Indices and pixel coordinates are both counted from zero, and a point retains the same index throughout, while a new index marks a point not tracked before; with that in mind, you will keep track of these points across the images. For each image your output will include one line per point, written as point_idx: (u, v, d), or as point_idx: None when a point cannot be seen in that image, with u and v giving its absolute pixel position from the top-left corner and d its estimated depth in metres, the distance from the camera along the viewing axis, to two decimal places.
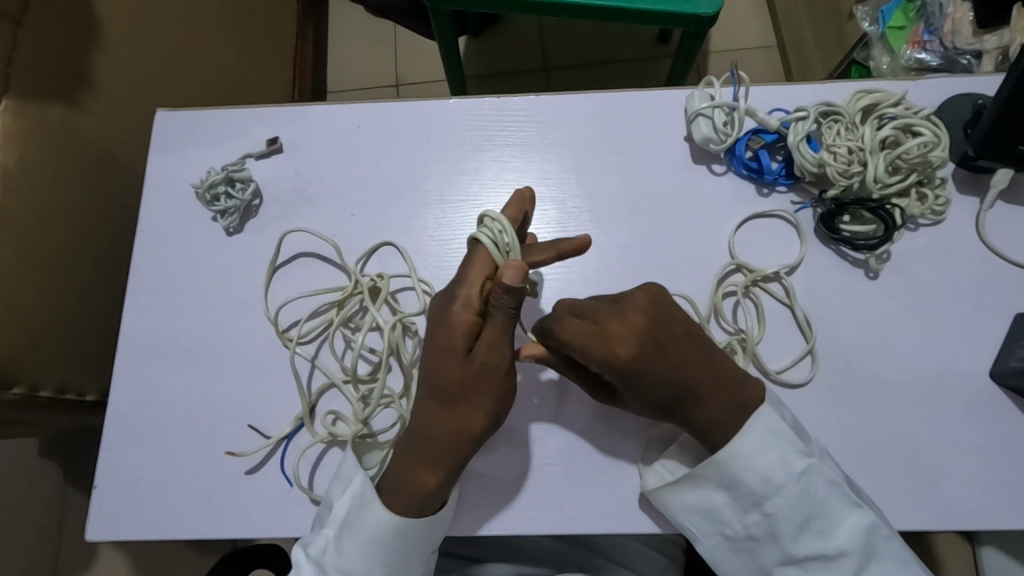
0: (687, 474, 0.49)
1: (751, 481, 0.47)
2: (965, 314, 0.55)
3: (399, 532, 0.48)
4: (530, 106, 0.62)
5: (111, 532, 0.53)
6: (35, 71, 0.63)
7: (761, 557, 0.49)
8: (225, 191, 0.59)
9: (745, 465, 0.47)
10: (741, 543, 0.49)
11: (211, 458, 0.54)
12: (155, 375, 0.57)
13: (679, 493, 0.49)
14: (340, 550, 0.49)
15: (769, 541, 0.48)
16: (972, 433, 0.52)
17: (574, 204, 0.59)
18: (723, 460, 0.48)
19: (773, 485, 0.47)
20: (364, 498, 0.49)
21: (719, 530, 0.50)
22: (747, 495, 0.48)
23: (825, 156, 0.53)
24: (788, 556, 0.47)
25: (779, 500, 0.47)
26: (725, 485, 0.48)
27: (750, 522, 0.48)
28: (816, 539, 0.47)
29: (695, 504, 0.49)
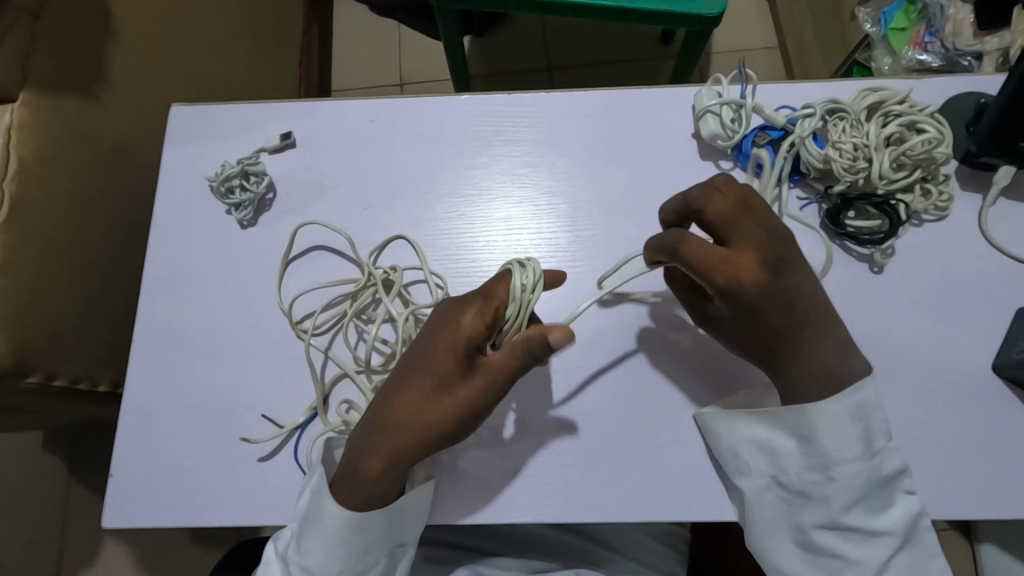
0: (769, 411, 0.51)
1: (826, 440, 0.49)
2: (968, 309, 0.56)
3: (358, 528, 0.50)
4: (539, 102, 0.63)
5: (126, 518, 0.54)
6: (51, 64, 0.64)
7: (802, 516, 0.50)
8: (240, 184, 0.60)
9: (828, 425, 0.49)
10: (790, 496, 0.51)
11: (226, 445, 0.55)
12: (169, 364, 0.57)
13: (748, 431, 0.51)
14: (301, 548, 0.50)
15: (820, 501, 0.50)
16: (974, 425, 0.53)
17: (583, 199, 0.60)
18: (810, 417, 0.49)
19: (847, 453, 0.49)
20: (319, 493, 0.50)
21: (773, 475, 0.51)
22: (820, 453, 0.49)
23: (831, 152, 0.54)
24: (830, 521, 0.49)
25: (849, 467, 0.49)
26: (802, 437, 0.50)
27: (810, 478, 0.50)
28: (867, 513, 0.49)
29: (762, 445, 0.51)
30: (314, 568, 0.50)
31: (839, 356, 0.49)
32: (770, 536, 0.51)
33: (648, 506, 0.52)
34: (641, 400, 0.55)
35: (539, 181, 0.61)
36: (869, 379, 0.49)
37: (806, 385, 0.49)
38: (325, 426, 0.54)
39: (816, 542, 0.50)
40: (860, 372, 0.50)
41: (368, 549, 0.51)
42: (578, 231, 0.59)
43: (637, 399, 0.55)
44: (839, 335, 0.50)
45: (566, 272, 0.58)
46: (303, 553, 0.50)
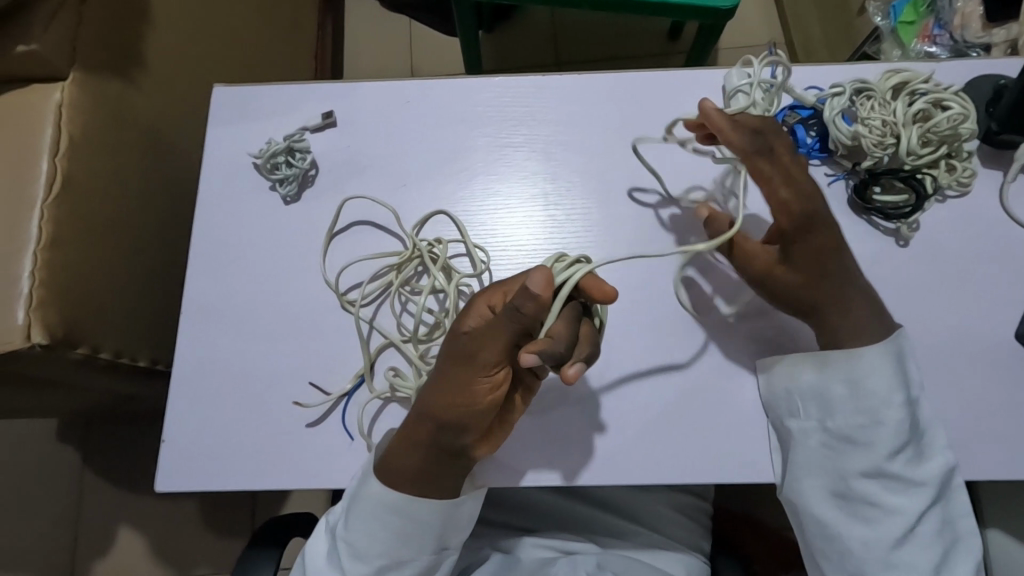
0: (819, 355, 0.54)
1: (873, 386, 0.52)
2: (990, 281, 0.58)
3: (403, 509, 0.52)
4: (572, 83, 0.65)
5: (177, 482, 0.56)
6: (96, 45, 0.66)
7: (847, 461, 0.53)
8: (285, 160, 0.61)
9: (875, 372, 0.52)
10: (837, 441, 0.54)
11: (275, 412, 0.57)
12: (217, 335, 0.59)
13: (800, 376, 0.54)
14: (347, 524, 0.53)
15: (865, 445, 0.53)
16: (998, 390, 0.55)
17: (617, 175, 0.62)
18: (858, 361, 0.52)
19: (892, 399, 0.52)
20: (366, 475, 0.53)
21: (822, 420, 0.54)
22: (867, 397, 0.52)
23: (859, 129, 0.57)
24: (875, 466, 0.52)
25: (894, 414, 0.52)
26: (851, 383, 0.53)
27: (856, 423, 0.53)
28: (908, 462, 0.52)
29: (813, 390, 0.54)
30: (359, 547, 0.52)
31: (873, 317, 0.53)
32: (812, 479, 0.54)
33: (686, 469, 0.54)
34: (677, 367, 0.56)
35: (575, 159, 0.63)
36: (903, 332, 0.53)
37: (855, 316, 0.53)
38: (372, 392, 0.56)
39: (857, 487, 0.53)
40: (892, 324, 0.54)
41: (410, 538, 0.53)
42: (614, 205, 0.61)
43: (674, 367, 0.56)
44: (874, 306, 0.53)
45: (603, 245, 0.60)
46: (350, 531, 0.53)
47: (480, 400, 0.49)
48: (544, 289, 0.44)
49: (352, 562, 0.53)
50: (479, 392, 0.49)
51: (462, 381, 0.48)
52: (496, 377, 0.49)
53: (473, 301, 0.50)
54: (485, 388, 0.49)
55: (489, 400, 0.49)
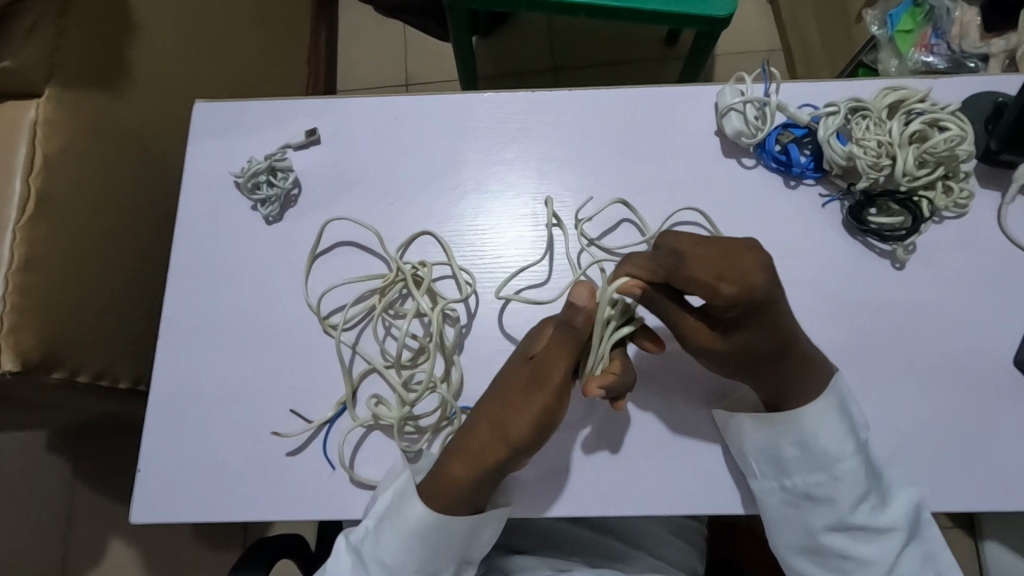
0: (765, 416, 0.52)
1: (823, 443, 0.51)
2: (989, 305, 0.57)
3: (438, 527, 0.51)
4: (563, 100, 0.64)
5: (153, 513, 0.54)
6: (76, 60, 0.64)
7: (813, 517, 0.52)
8: (267, 180, 0.60)
9: (823, 426, 0.51)
10: (797, 499, 0.52)
11: (254, 440, 0.55)
12: (197, 360, 0.57)
13: (753, 437, 0.52)
14: (377, 540, 0.52)
15: (827, 502, 0.51)
16: (996, 418, 0.54)
17: (608, 195, 0.61)
18: (803, 420, 0.51)
19: (844, 453, 0.50)
20: (406, 493, 0.52)
21: (780, 481, 0.52)
22: (819, 455, 0.51)
23: (854, 150, 0.55)
24: (840, 521, 0.51)
25: (849, 468, 0.50)
26: (801, 442, 0.51)
27: (813, 480, 0.51)
28: (873, 511, 0.50)
29: (766, 454, 0.52)
30: (391, 563, 0.51)
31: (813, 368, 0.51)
32: (781, 536, 0.53)
33: (677, 499, 0.53)
34: (667, 394, 0.55)
35: (564, 178, 0.62)
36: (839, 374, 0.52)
37: (799, 375, 0.50)
38: (354, 420, 0.55)
39: (826, 542, 0.52)
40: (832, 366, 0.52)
41: (444, 552, 0.52)
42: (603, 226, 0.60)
43: (664, 394, 0.55)
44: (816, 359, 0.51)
45: (591, 268, 0.58)
46: (381, 547, 0.51)
47: (556, 415, 0.50)
48: (588, 300, 0.49)
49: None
50: (555, 408, 0.50)
51: (538, 399, 0.50)
52: (566, 394, 0.50)
53: (541, 326, 0.53)
54: (559, 405, 0.50)
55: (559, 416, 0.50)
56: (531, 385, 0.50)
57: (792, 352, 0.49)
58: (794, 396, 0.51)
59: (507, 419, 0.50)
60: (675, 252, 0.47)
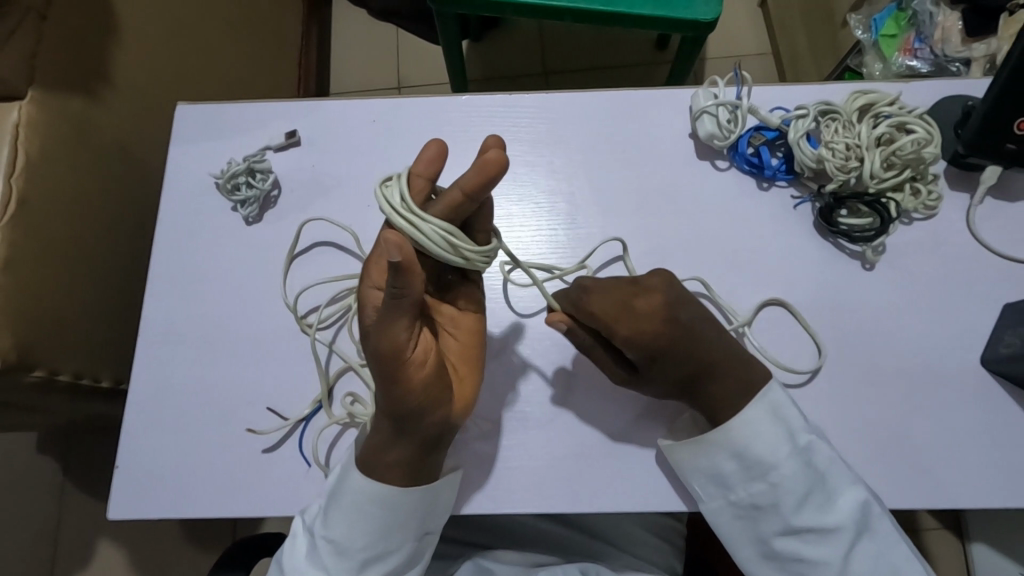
0: (698, 439, 0.52)
1: (757, 452, 0.51)
2: (957, 305, 0.57)
3: (386, 501, 0.50)
4: (540, 102, 0.65)
5: (129, 511, 0.55)
6: (58, 63, 0.65)
7: (761, 526, 0.52)
8: (246, 181, 0.61)
9: (754, 435, 0.51)
10: (745, 510, 0.52)
11: (230, 438, 0.56)
12: (174, 359, 0.58)
13: (693, 454, 0.52)
14: (328, 520, 0.50)
15: (772, 509, 0.51)
16: (963, 417, 0.55)
17: (583, 196, 0.62)
18: (733, 431, 0.51)
19: (778, 459, 0.50)
20: (347, 466, 0.51)
21: (725, 495, 0.52)
22: (755, 464, 0.51)
23: (823, 152, 0.56)
24: (787, 526, 0.51)
25: (783, 473, 0.50)
26: (737, 454, 0.51)
27: (755, 490, 0.51)
28: (817, 510, 0.50)
29: (707, 471, 0.52)
30: (343, 543, 0.50)
31: (745, 368, 0.52)
32: (738, 547, 0.53)
33: (646, 496, 0.54)
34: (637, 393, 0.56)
35: (540, 180, 0.63)
36: (772, 385, 0.52)
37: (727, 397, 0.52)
38: (330, 418, 0.55)
39: (779, 547, 0.51)
40: (764, 376, 0.53)
41: (397, 528, 0.51)
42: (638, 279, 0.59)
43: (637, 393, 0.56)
44: (743, 360, 0.53)
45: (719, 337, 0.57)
46: (331, 528, 0.50)
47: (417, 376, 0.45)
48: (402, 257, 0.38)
49: (335, 558, 0.50)
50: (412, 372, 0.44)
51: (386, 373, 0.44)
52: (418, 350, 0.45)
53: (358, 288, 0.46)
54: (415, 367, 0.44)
55: (424, 376, 0.45)
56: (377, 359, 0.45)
57: (716, 369, 0.52)
58: (720, 411, 0.52)
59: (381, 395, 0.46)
60: (586, 288, 0.52)
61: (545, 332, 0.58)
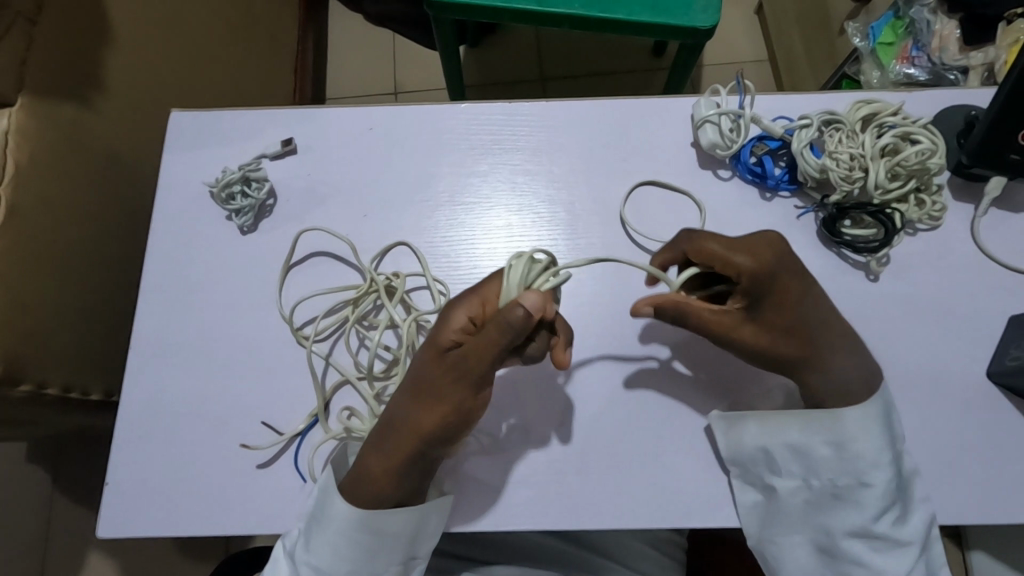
0: (802, 412, 0.52)
1: (859, 447, 0.50)
2: (964, 317, 0.57)
3: (372, 530, 0.50)
4: (539, 110, 0.64)
5: (120, 529, 0.53)
6: (48, 69, 0.64)
7: (832, 518, 0.51)
8: (241, 190, 0.59)
9: (860, 432, 0.50)
10: (822, 496, 0.52)
11: (223, 454, 0.54)
12: (167, 372, 0.57)
13: (781, 425, 0.52)
14: (310, 547, 0.51)
15: (852, 505, 0.51)
16: (971, 431, 0.54)
17: (584, 206, 0.61)
18: (843, 420, 0.50)
19: (877, 461, 0.50)
20: (328, 491, 0.51)
21: (804, 476, 0.52)
22: (854, 459, 0.50)
23: (827, 162, 0.56)
24: (861, 528, 0.50)
25: (879, 476, 0.50)
26: (835, 442, 0.51)
27: (842, 480, 0.51)
28: (895, 522, 0.50)
29: (795, 446, 0.52)
30: (325, 568, 0.51)
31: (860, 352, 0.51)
32: (793, 533, 0.53)
33: (653, 513, 0.52)
34: (641, 407, 0.55)
35: (540, 189, 0.62)
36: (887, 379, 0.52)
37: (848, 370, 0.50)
38: (326, 433, 0.54)
39: (841, 545, 0.51)
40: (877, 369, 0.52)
41: (379, 552, 0.51)
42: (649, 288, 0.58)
43: (641, 407, 0.55)
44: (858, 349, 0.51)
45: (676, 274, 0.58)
46: (314, 552, 0.51)
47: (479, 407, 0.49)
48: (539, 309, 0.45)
49: None
50: (472, 406, 0.49)
51: (455, 401, 0.48)
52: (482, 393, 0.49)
53: (450, 310, 0.49)
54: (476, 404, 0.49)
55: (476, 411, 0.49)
56: (452, 386, 0.48)
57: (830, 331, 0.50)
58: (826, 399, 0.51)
59: (438, 426, 0.48)
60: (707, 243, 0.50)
61: None
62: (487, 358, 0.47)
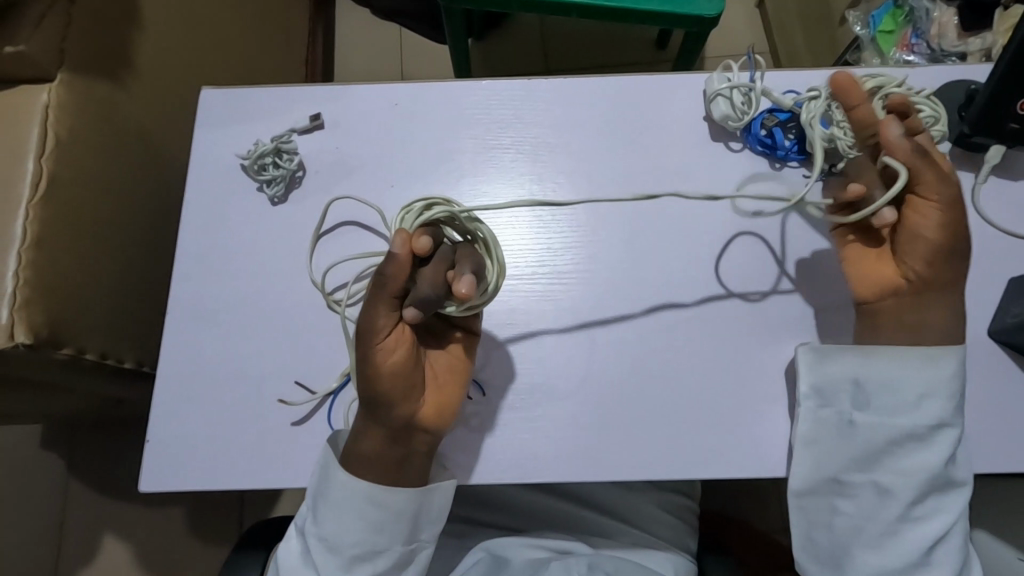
0: (904, 349, 0.54)
1: (945, 391, 0.53)
2: (966, 279, 0.59)
3: (375, 504, 0.53)
4: (557, 87, 0.67)
5: (162, 484, 0.55)
6: (84, 45, 0.66)
7: (901, 458, 0.54)
8: (273, 161, 0.62)
9: (948, 376, 0.53)
10: (901, 438, 0.54)
11: (259, 412, 0.57)
12: (204, 336, 0.59)
13: (878, 362, 0.54)
14: (318, 519, 0.54)
15: (923, 446, 0.54)
16: (972, 386, 0.57)
17: (601, 176, 0.63)
18: (941, 362, 0.53)
19: (955, 406, 0.53)
20: (328, 463, 0.53)
21: (886, 416, 0.55)
22: (936, 403, 0.53)
23: (835, 132, 0.58)
24: (927, 469, 0.53)
25: (957, 421, 0.53)
26: (925, 385, 0.53)
27: (919, 423, 0.54)
28: (952, 466, 0.54)
29: (885, 383, 0.54)
30: (332, 540, 0.53)
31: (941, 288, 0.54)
32: (861, 469, 0.55)
33: (670, 464, 0.55)
34: (658, 365, 0.58)
35: (559, 161, 0.64)
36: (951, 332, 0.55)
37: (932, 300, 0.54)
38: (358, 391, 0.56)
39: (903, 485, 0.54)
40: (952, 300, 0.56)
41: (383, 527, 0.53)
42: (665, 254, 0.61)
43: (658, 365, 0.58)
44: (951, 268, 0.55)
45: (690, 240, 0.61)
46: (321, 525, 0.53)
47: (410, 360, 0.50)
48: (401, 248, 0.46)
49: (324, 555, 0.53)
50: (398, 355, 0.49)
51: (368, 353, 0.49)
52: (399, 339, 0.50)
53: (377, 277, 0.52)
54: (401, 351, 0.49)
55: (404, 361, 0.50)
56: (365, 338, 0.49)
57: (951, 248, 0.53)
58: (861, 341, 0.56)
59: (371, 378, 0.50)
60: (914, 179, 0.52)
61: (569, 307, 0.60)
62: (374, 304, 0.48)
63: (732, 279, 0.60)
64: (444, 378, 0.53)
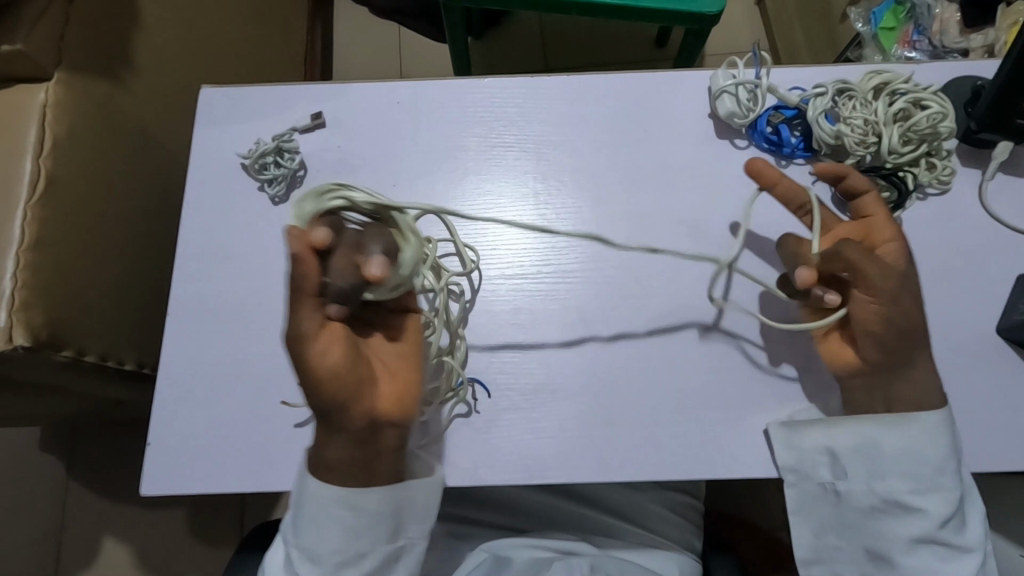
0: (874, 417, 0.52)
1: (924, 453, 0.51)
2: (974, 276, 0.59)
3: (351, 507, 0.50)
4: (560, 84, 0.66)
5: (164, 486, 0.55)
6: (82, 44, 0.65)
7: (898, 528, 0.52)
8: (274, 160, 0.62)
9: (928, 438, 0.51)
10: (888, 506, 0.52)
11: (261, 414, 0.56)
12: (205, 337, 0.58)
13: (829, 431, 0.53)
14: (297, 530, 0.51)
15: (915, 513, 0.51)
16: (981, 383, 0.56)
17: (605, 173, 0.63)
18: (911, 424, 0.51)
19: (942, 466, 0.51)
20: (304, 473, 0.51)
21: (873, 487, 0.52)
22: (923, 468, 0.51)
23: (842, 128, 0.58)
24: (925, 536, 0.51)
25: (943, 482, 0.51)
26: (905, 449, 0.51)
27: (906, 490, 0.51)
28: (954, 530, 0.51)
29: (861, 450, 0.53)
30: (315, 552, 0.50)
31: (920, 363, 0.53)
32: (858, 539, 0.54)
33: (677, 463, 0.55)
34: (665, 364, 0.57)
35: (563, 158, 0.64)
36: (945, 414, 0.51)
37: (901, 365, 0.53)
38: None
39: (908, 559, 0.52)
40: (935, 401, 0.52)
41: (365, 530, 0.51)
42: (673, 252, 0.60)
43: (665, 364, 0.57)
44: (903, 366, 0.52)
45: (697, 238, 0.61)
46: (302, 537, 0.51)
47: (351, 360, 0.47)
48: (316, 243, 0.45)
49: (308, 566, 0.51)
50: (327, 359, 0.46)
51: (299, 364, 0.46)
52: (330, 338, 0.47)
53: None
54: (331, 353, 0.46)
55: (340, 362, 0.47)
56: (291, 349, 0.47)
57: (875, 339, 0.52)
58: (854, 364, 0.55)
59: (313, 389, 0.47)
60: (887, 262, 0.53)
61: (574, 305, 0.59)
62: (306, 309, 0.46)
63: (737, 278, 0.60)
64: (399, 369, 0.52)
